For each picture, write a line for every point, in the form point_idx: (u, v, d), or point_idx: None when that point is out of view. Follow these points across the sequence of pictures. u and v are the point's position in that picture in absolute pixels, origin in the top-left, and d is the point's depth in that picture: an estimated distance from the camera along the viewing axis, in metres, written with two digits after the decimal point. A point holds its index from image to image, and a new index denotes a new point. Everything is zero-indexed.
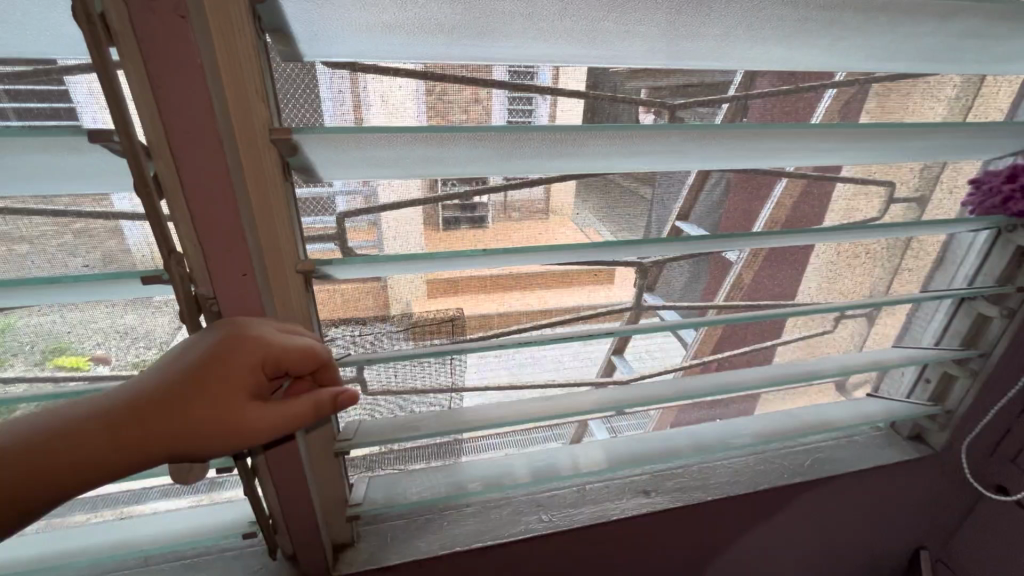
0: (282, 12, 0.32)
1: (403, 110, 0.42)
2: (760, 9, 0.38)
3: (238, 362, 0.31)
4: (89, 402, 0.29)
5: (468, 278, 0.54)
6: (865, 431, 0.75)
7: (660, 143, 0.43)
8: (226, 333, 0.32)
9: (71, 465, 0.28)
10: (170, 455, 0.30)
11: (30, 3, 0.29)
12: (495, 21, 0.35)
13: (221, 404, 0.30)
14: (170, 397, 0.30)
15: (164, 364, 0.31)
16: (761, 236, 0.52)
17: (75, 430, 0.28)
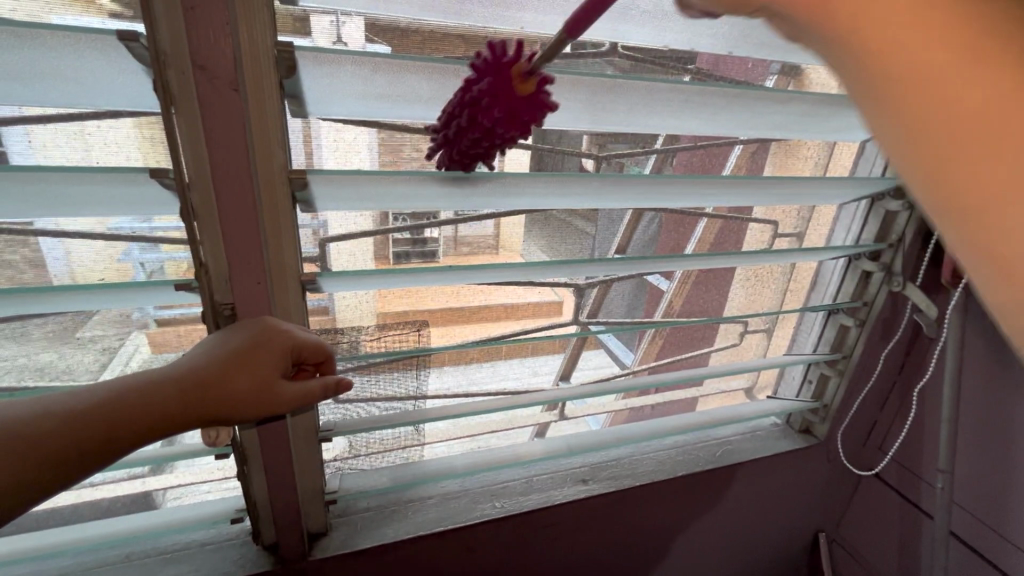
0: (302, 84, 0.42)
1: (355, 150, 0.51)
2: (656, 94, 0.53)
3: (270, 348, 0.40)
4: (154, 374, 0.38)
5: (431, 294, 0.64)
6: (765, 426, 0.90)
7: (589, 187, 0.56)
8: (260, 327, 0.41)
9: (135, 423, 0.36)
10: (211, 421, 0.38)
11: (102, 69, 0.38)
12: (459, 94, 0.47)
13: (252, 383, 0.39)
14: (213, 375, 0.38)
15: (207, 350, 0.40)
16: (674, 260, 0.65)
17: (143, 394, 0.37)
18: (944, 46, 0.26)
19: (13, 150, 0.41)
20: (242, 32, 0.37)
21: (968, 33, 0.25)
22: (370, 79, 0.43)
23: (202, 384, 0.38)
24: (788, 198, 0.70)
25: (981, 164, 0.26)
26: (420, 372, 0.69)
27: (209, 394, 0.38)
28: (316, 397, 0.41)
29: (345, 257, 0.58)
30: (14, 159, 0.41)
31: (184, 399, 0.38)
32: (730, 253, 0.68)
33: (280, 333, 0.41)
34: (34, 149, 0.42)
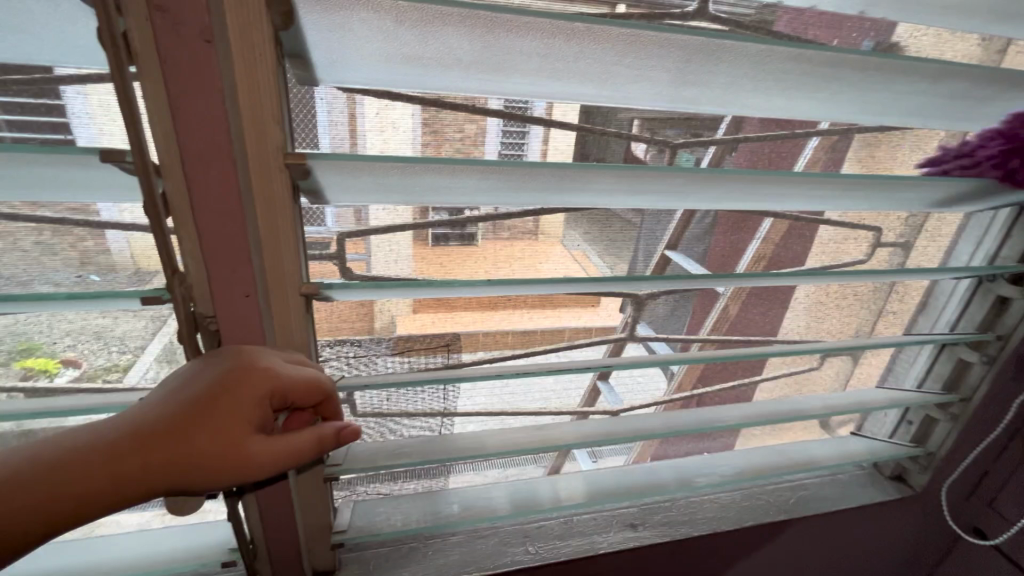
0: (304, 39, 0.32)
1: (399, 128, 0.42)
2: (765, 64, 0.40)
3: (244, 394, 0.32)
4: (96, 429, 0.30)
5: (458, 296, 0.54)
6: (849, 470, 0.76)
7: (663, 184, 0.44)
8: (232, 364, 0.33)
9: (80, 491, 0.29)
10: (176, 485, 0.31)
11: None
12: (511, 59, 0.36)
13: (229, 436, 0.31)
14: (180, 426, 0.31)
15: (173, 391, 0.32)
16: (755, 277, 0.53)
17: (91, 453, 0.29)
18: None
19: (75, 128, 0.35)
20: None
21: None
22: (391, 34, 0.32)
23: (150, 443, 0.30)
24: (909, 202, 0.55)
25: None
26: (449, 394, 0.60)
27: (160, 456, 0.30)
28: (302, 454, 0.33)
29: (384, 252, 0.50)
30: (81, 141, 0.35)
31: (142, 458, 0.30)
32: (824, 271, 0.55)
33: (258, 371, 0.33)
34: (90, 115, 0.34)
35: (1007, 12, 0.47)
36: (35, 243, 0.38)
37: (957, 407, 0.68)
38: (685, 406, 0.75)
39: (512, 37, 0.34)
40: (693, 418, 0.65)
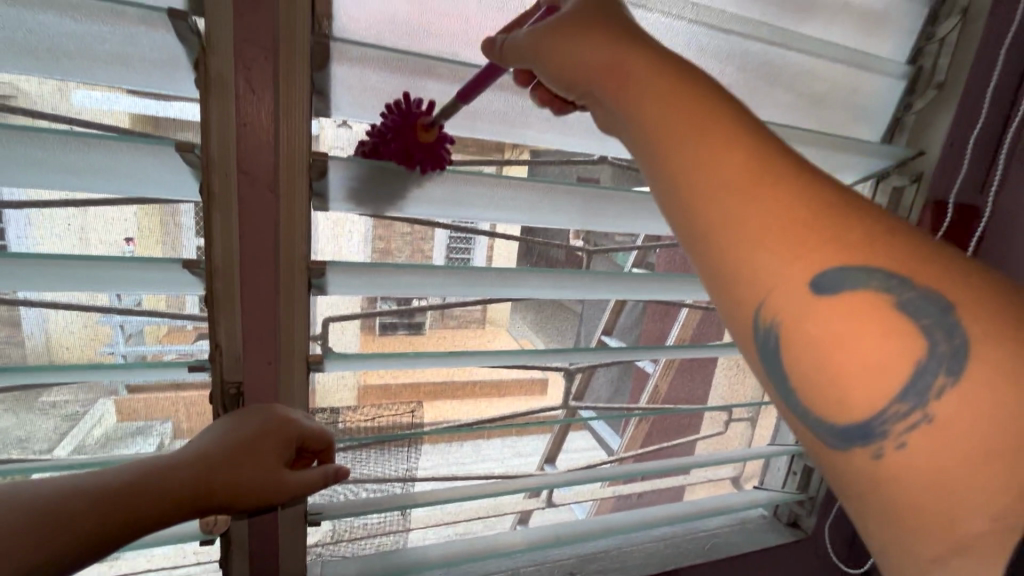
0: (328, 187, 0.47)
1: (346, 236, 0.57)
2: (641, 203, 0.59)
3: (281, 436, 0.46)
4: (178, 456, 0.42)
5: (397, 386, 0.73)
6: (754, 518, 0.89)
7: (582, 282, 0.60)
8: (272, 414, 0.47)
9: (167, 500, 0.41)
10: (229, 500, 0.43)
11: (149, 165, 0.42)
12: (469, 199, 0.52)
13: (269, 466, 0.45)
14: (237, 457, 0.44)
15: (230, 431, 0.45)
16: (659, 351, 0.69)
17: (176, 472, 0.42)
18: (815, 233, 0.29)
19: (10, 234, 0.47)
20: (283, 140, 0.42)
21: (807, 234, 0.29)
22: (388, 183, 0.48)
23: (216, 468, 0.43)
24: None
25: (917, 483, 0.26)
26: (411, 455, 0.72)
27: (222, 477, 0.43)
28: (316, 485, 0.47)
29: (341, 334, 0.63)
30: (13, 243, 0.48)
31: (210, 477, 0.42)
32: (709, 345, 0.72)
33: (289, 421, 0.47)
34: (29, 226, 0.48)
35: None
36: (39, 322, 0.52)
37: None
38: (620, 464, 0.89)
39: (471, 187, 0.51)
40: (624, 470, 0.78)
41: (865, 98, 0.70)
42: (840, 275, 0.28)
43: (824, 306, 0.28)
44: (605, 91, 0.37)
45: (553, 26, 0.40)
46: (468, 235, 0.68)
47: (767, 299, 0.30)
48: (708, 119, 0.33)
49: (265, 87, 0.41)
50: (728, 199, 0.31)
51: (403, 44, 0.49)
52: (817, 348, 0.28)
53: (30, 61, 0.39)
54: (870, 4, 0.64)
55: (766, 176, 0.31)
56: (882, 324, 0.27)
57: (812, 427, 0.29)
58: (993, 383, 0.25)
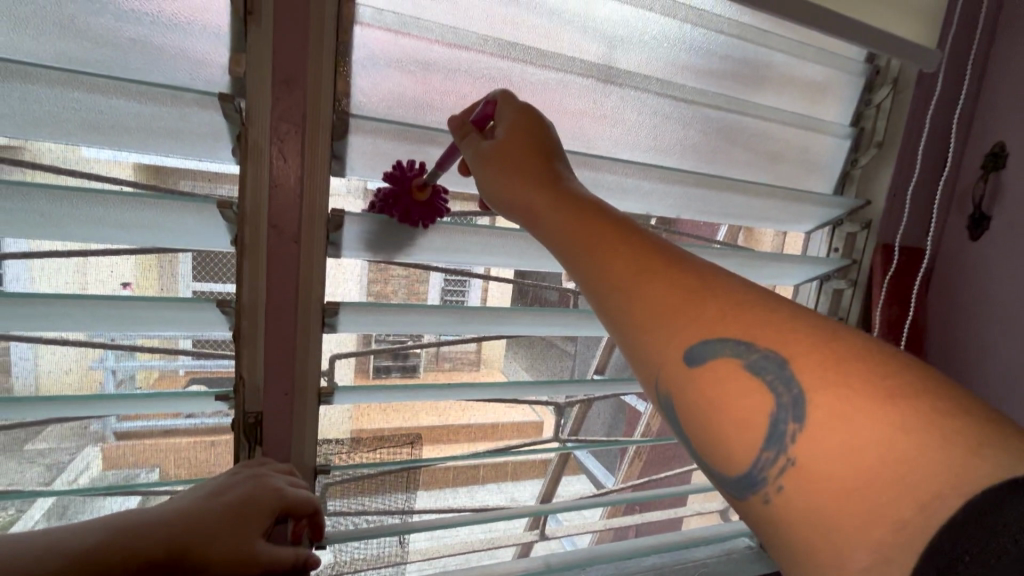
0: (343, 236, 0.53)
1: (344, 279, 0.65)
2: None
3: (261, 502, 0.49)
4: (166, 515, 0.45)
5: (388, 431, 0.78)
6: (741, 550, 0.92)
7: (568, 320, 0.67)
8: (258, 483, 0.50)
9: (144, 558, 0.42)
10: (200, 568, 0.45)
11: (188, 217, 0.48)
12: (466, 245, 0.59)
13: (245, 535, 0.47)
14: (218, 523, 0.47)
15: (216, 496, 0.48)
16: (643, 383, 0.75)
17: (160, 531, 0.44)
18: (688, 315, 0.35)
19: (9, 279, 0.54)
20: (306, 196, 0.50)
21: (675, 316, 0.35)
22: (395, 233, 0.55)
23: (196, 532, 0.45)
24: None
25: (808, 530, 0.28)
26: (410, 489, 0.77)
27: (200, 543, 0.45)
28: (285, 561, 0.49)
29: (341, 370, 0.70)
30: (9, 285, 0.54)
31: (189, 540, 0.45)
32: None
33: (273, 491, 0.50)
34: (26, 273, 0.54)
35: (762, 216, 0.79)
36: (65, 360, 0.59)
37: None
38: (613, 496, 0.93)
39: (468, 235, 0.58)
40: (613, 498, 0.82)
41: (815, 155, 0.79)
42: (706, 349, 0.34)
43: (699, 377, 0.33)
44: (523, 218, 0.45)
45: (487, 147, 0.47)
46: (462, 278, 0.75)
47: (659, 377, 0.35)
48: (593, 230, 0.39)
49: (295, 154, 0.49)
50: (616, 298, 0.37)
51: (409, 115, 0.57)
52: (702, 416, 0.33)
53: (95, 135, 0.47)
54: (811, 77, 0.74)
55: (642, 271, 0.37)
56: (746, 388, 0.32)
57: (718, 484, 0.33)
58: (833, 424, 0.29)
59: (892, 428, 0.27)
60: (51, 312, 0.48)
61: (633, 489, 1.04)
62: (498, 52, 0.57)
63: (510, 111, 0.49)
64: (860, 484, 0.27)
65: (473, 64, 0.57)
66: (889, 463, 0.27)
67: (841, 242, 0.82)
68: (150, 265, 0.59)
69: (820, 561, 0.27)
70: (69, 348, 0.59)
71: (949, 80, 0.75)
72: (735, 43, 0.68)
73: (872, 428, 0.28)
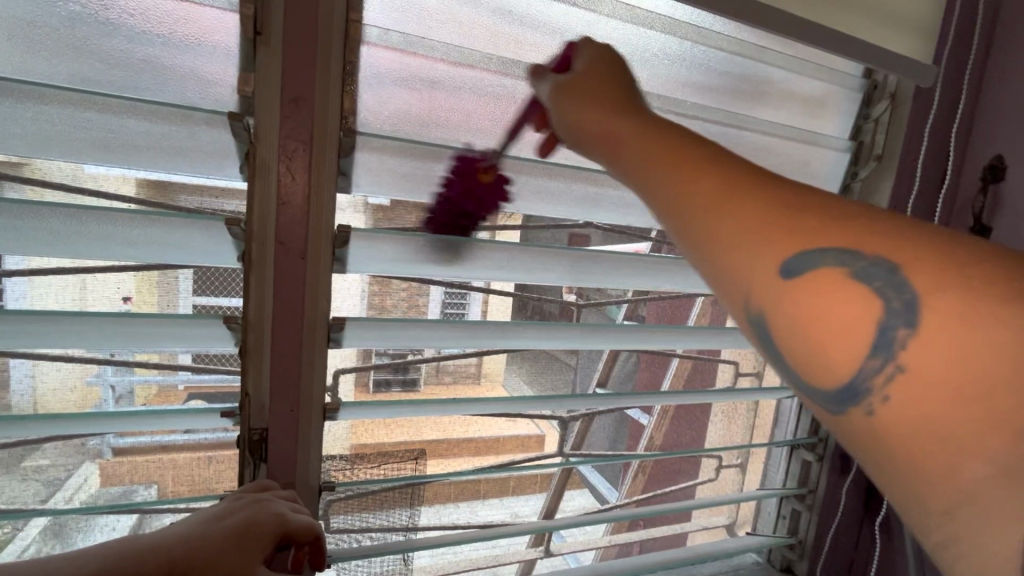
0: (349, 253, 0.54)
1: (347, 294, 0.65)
2: (623, 263, 0.67)
3: (262, 527, 0.48)
4: (167, 540, 0.45)
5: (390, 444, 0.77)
6: (747, 565, 0.91)
7: (571, 334, 0.67)
8: (261, 508, 0.50)
9: None
10: None
11: (195, 234, 0.48)
12: (470, 261, 0.59)
13: (246, 562, 0.46)
14: (219, 549, 0.45)
15: (218, 522, 0.47)
16: (647, 397, 0.74)
17: (159, 556, 0.44)
18: (785, 225, 0.30)
19: (7, 296, 0.54)
20: (312, 214, 0.50)
21: (760, 221, 0.31)
22: (401, 249, 0.55)
23: (195, 559, 0.44)
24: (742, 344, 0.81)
25: (911, 437, 0.24)
26: (412, 506, 0.76)
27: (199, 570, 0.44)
28: None
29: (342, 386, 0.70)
30: (8, 303, 0.54)
31: (187, 566, 0.44)
32: (693, 391, 0.78)
33: (276, 517, 0.49)
34: (23, 291, 0.55)
35: None
36: (67, 376, 0.60)
37: (810, 498, 0.88)
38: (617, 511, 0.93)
39: (472, 251, 0.58)
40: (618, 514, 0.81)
41: (816, 168, 0.79)
42: (804, 258, 0.29)
43: (796, 288, 0.28)
44: (600, 151, 0.40)
45: (564, 85, 0.44)
46: (463, 293, 0.76)
47: (749, 294, 0.30)
48: (683, 154, 0.35)
49: (303, 171, 0.49)
50: (700, 215, 0.32)
51: (414, 132, 0.57)
52: (800, 331, 0.28)
53: (105, 153, 0.47)
54: (810, 92, 0.75)
55: (732, 185, 0.32)
56: (848, 294, 0.27)
57: (809, 401, 0.29)
58: (950, 328, 0.25)
59: (1020, 329, 0.23)
60: (58, 330, 0.48)
61: (637, 504, 1.03)
62: (502, 70, 0.58)
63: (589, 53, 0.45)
64: (990, 396, 0.23)
65: (477, 82, 0.58)
66: (1018, 364, 0.23)
67: None
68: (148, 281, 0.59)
69: (928, 473, 0.24)
70: (71, 364, 0.59)
71: (947, 94, 0.75)
72: (735, 59, 0.69)
73: (1002, 330, 0.23)
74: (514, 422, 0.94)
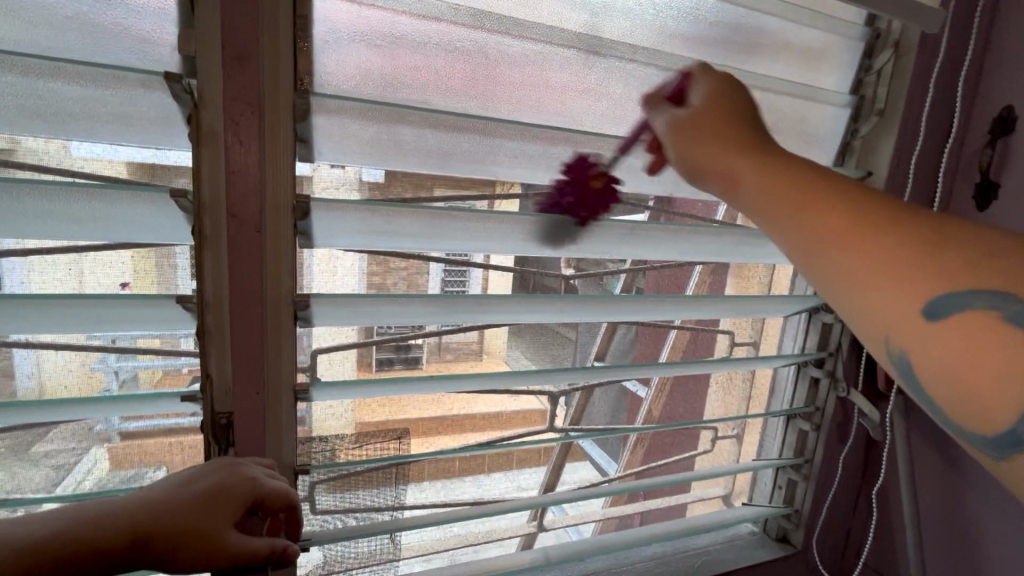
0: (314, 224, 0.50)
1: (337, 271, 0.62)
2: (613, 231, 0.63)
3: (230, 496, 0.47)
4: (133, 499, 0.45)
5: (391, 418, 0.75)
6: (743, 535, 0.90)
7: (559, 306, 0.64)
8: (234, 471, 0.48)
9: (104, 540, 0.43)
10: (164, 550, 0.45)
11: (142, 210, 0.45)
12: (446, 231, 0.56)
13: (213, 524, 0.46)
14: (186, 508, 0.46)
15: (187, 483, 0.47)
16: (642, 369, 0.72)
17: (124, 513, 0.44)
18: (909, 260, 0.35)
19: (6, 279, 0.51)
20: (269, 184, 0.47)
21: (901, 264, 0.35)
22: (369, 220, 0.51)
23: (159, 517, 0.45)
24: (740, 312, 0.78)
25: None
26: (399, 486, 0.75)
27: (164, 528, 0.45)
28: (258, 551, 0.48)
29: (333, 366, 0.67)
30: (8, 287, 0.51)
31: (153, 523, 0.45)
32: (690, 362, 0.76)
33: (247, 481, 0.48)
34: (21, 273, 0.51)
35: None
36: (62, 363, 0.56)
37: (807, 468, 0.86)
38: (619, 484, 0.95)
39: (449, 220, 0.54)
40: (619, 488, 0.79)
41: (814, 126, 0.75)
42: (946, 302, 0.33)
43: (941, 330, 0.33)
44: (718, 182, 0.46)
45: (679, 119, 0.49)
46: (463, 267, 0.73)
47: (899, 336, 0.35)
48: (798, 192, 0.39)
49: (252, 138, 0.45)
50: (827, 248, 0.37)
51: (378, 93, 0.53)
52: (934, 357, 0.34)
53: (40, 123, 0.43)
54: (808, 43, 0.70)
55: (855, 219, 0.37)
56: (984, 336, 0.31)
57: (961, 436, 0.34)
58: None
59: None
60: (7, 316, 0.45)
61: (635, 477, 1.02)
62: (471, 23, 0.54)
63: (706, 85, 0.50)
64: None
65: (445, 37, 0.53)
66: None
67: None
68: (144, 259, 0.54)
69: None
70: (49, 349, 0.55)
71: (952, 40, 0.71)
72: (726, 8, 0.64)
73: None
74: (513, 397, 0.91)
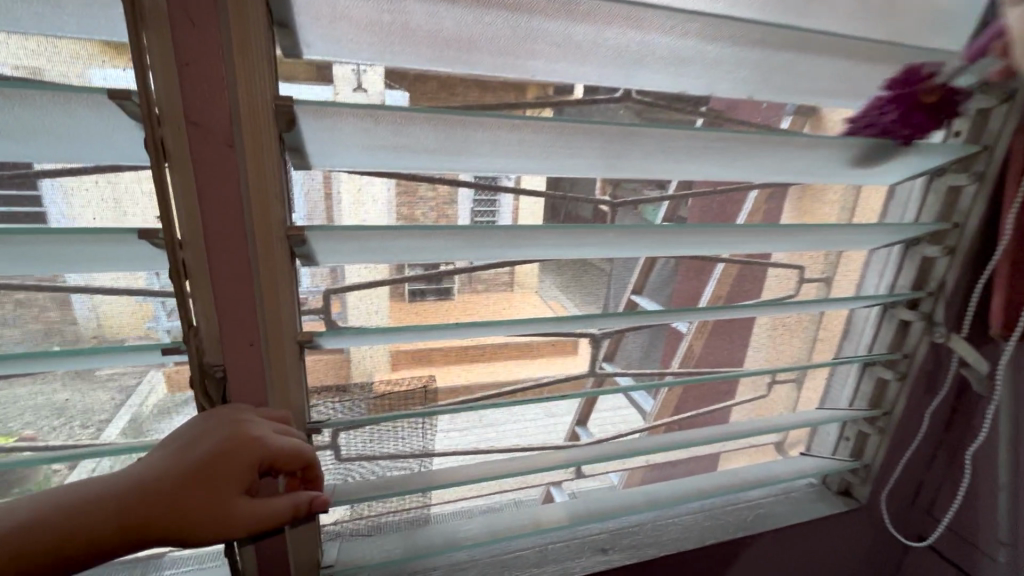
0: (303, 136, 0.40)
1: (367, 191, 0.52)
2: (676, 144, 0.50)
3: (235, 461, 0.40)
4: (117, 479, 0.38)
5: (432, 351, 0.66)
6: (799, 487, 0.83)
7: (602, 239, 0.53)
8: (233, 432, 0.42)
9: (91, 533, 0.36)
10: (167, 535, 0.38)
11: (82, 119, 0.35)
12: (467, 144, 0.44)
13: (221, 496, 0.40)
14: (185, 482, 0.39)
15: (180, 453, 0.40)
16: (699, 313, 0.61)
17: (107, 500, 0.37)
18: None
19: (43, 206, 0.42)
20: (239, 85, 0.36)
21: None
22: (371, 131, 0.40)
23: (153, 497, 0.38)
24: (821, 244, 0.65)
25: None
26: (426, 432, 0.70)
27: (162, 508, 0.38)
28: (278, 512, 0.43)
29: (362, 307, 0.60)
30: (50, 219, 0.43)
31: (146, 503, 0.38)
32: (754, 303, 0.65)
33: (251, 441, 0.42)
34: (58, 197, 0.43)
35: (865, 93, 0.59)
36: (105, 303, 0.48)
37: (882, 421, 0.76)
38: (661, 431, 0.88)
39: (470, 130, 0.42)
40: (667, 440, 0.71)
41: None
42: None
43: None
44: None
45: None
46: (492, 195, 0.59)
47: None
48: None
49: (208, 18, 0.34)
50: None
51: None
52: None
53: None
54: None
55: None
56: None
57: None
58: None
59: None
60: None
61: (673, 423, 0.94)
62: None
63: None
64: None
65: None
66: None
67: (966, 122, 0.62)
68: None
69: None
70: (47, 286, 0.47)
71: None
72: None
73: None
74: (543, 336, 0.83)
